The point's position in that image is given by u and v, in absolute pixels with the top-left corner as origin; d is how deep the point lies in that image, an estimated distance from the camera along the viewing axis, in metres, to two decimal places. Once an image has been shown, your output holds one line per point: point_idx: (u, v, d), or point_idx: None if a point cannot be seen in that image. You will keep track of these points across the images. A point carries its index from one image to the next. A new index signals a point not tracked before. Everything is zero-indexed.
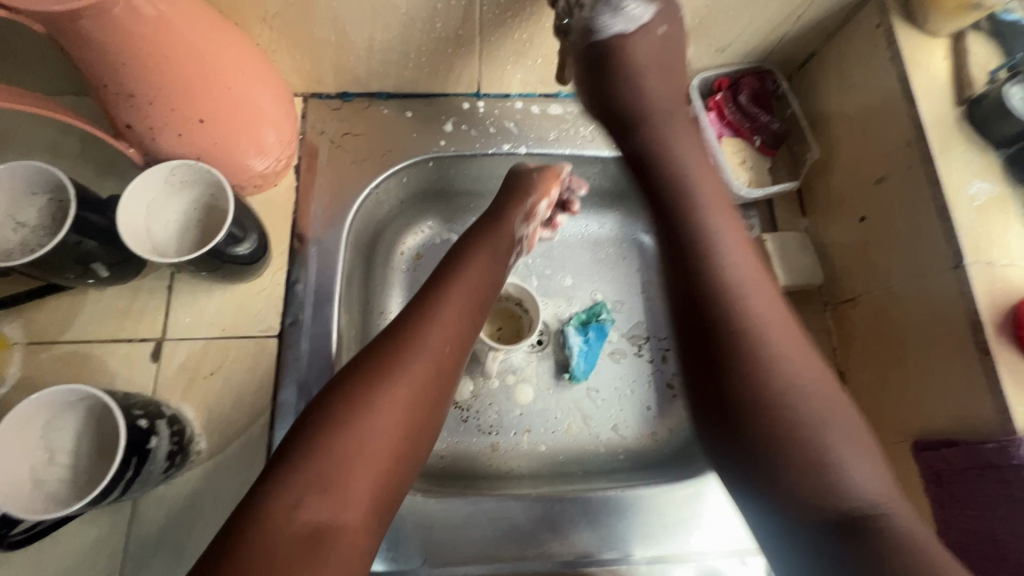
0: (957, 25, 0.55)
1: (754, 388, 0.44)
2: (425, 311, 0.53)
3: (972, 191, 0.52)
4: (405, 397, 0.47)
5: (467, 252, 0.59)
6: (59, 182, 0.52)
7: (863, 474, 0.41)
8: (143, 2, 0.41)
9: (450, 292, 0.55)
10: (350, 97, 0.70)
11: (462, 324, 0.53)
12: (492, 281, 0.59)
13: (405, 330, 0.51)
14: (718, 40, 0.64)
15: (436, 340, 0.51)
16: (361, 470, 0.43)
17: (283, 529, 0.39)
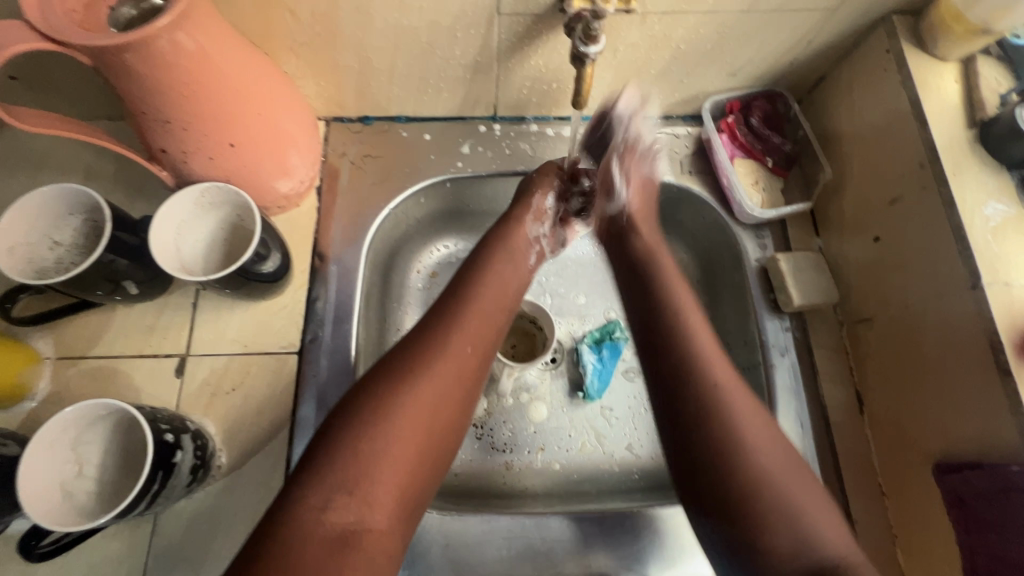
0: (967, 49, 0.56)
1: (724, 437, 0.47)
2: (447, 320, 0.54)
3: (988, 212, 0.52)
4: (427, 402, 0.48)
5: (487, 263, 0.60)
6: (95, 204, 0.55)
7: (827, 531, 0.44)
8: (184, 36, 0.43)
9: (473, 302, 0.56)
10: (370, 120, 0.72)
11: (484, 335, 0.54)
12: (512, 292, 0.60)
13: (426, 340, 0.51)
14: (729, 64, 0.65)
15: (459, 350, 0.52)
16: (385, 472, 0.44)
17: (313, 530, 0.40)
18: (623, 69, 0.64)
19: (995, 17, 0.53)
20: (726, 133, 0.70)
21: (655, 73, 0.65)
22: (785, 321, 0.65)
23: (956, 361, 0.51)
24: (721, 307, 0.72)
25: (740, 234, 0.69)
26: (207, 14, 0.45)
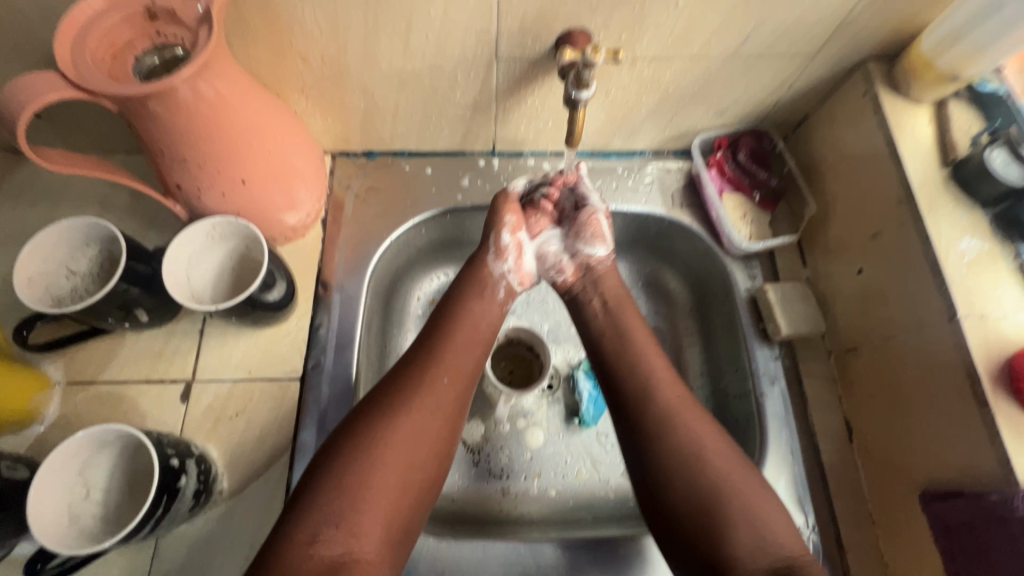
0: (939, 93, 0.60)
1: (684, 460, 0.52)
2: (424, 357, 0.56)
3: (962, 247, 0.54)
4: (408, 434, 0.51)
5: (464, 299, 0.62)
6: (111, 235, 0.57)
7: (781, 534, 0.49)
8: (204, 84, 0.47)
9: (449, 339, 0.58)
10: (374, 155, 0.75)
11: (462, 369, 0.57)
12: (488, 324, 0.62)
13: (408, 375, 0.54)
14: (716, 105, 0.68)
15: (437, 385, 0.54)
16: (371, 503, 0.47)
17: (304, 561, 0.43)
18: (615, 109, 0.67)
19: (962, 66, 0.56)
20: (714, 168, 0.73)
21: (645, 112, 0.68)
22: (774, 350, 0.67)
23: (936, 392, 0.53)
24: (713, 335, 0.74)
25: (730, 265, 0.71)
26: (225, 63, 0.49)
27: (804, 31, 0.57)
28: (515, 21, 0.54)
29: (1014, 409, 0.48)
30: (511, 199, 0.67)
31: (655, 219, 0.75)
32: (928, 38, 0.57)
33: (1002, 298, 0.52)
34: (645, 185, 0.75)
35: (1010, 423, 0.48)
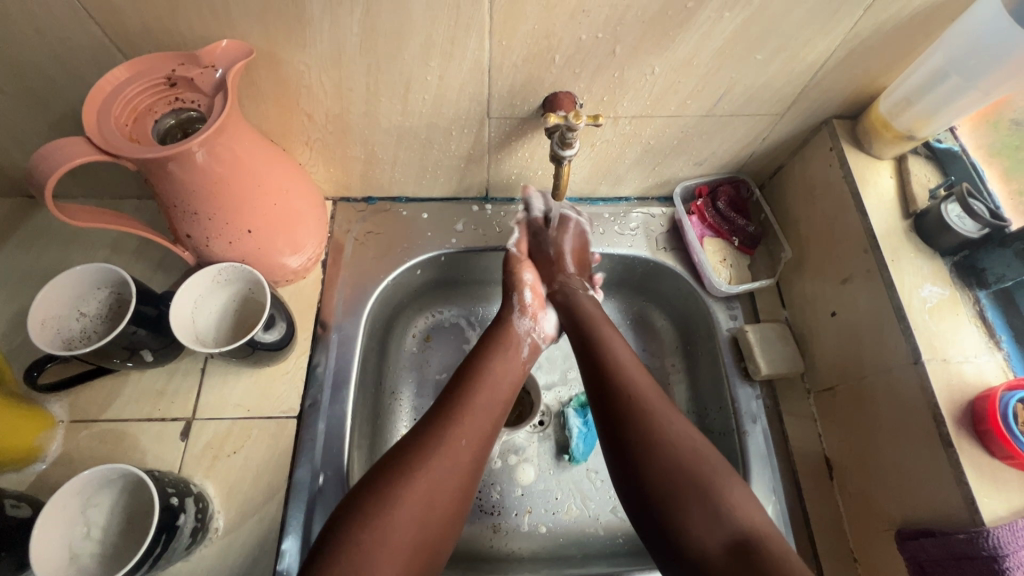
0: (898, 150, 0.64)
1: (646, 440, 0.55)
2: (443, 418, 0.57)
3: (925, 293, 0.59)
4: (425, 489, 0.51)
5: (486, 359, 0.63)
6: (120, 279, 0.60)
7: (743, 508, 0.51)
8: (218, 147, 0.52)
9: (470, 399, 0.59)
10: (373, 201, 0.79)
11: (480, 429, 0.57)
12: (509, 382, 0.63)
13: (428, 432, 0.55)
14: (695, 156, 0.73)
15: (455, 446, 0.55)
16: (386, 559, 0.47)
17: None
18: (600, 160, 0.72)
19: (917, 126, 0.61)
20: (695, 215, 0.77)
21: (629, 163, 0.73)
22: (756, 389, 0.70)
23: (908, 434, 0.56)
24: (697, 373, 0.77)
25: (713, 306, 0.75)
26: (236, 125, 0.53)
27: (773, 93, 0.62)
28: (506, 85, 0.59)
29: (976, 449, 0.52)
30: (520, 257, 0.74)
31: (641, 261, 0.78)
32: (886, 100, 0.62)
33: (963, 342, 0.56)
34: (631, 230, 0.79)
35: (973, 462, 0.51)
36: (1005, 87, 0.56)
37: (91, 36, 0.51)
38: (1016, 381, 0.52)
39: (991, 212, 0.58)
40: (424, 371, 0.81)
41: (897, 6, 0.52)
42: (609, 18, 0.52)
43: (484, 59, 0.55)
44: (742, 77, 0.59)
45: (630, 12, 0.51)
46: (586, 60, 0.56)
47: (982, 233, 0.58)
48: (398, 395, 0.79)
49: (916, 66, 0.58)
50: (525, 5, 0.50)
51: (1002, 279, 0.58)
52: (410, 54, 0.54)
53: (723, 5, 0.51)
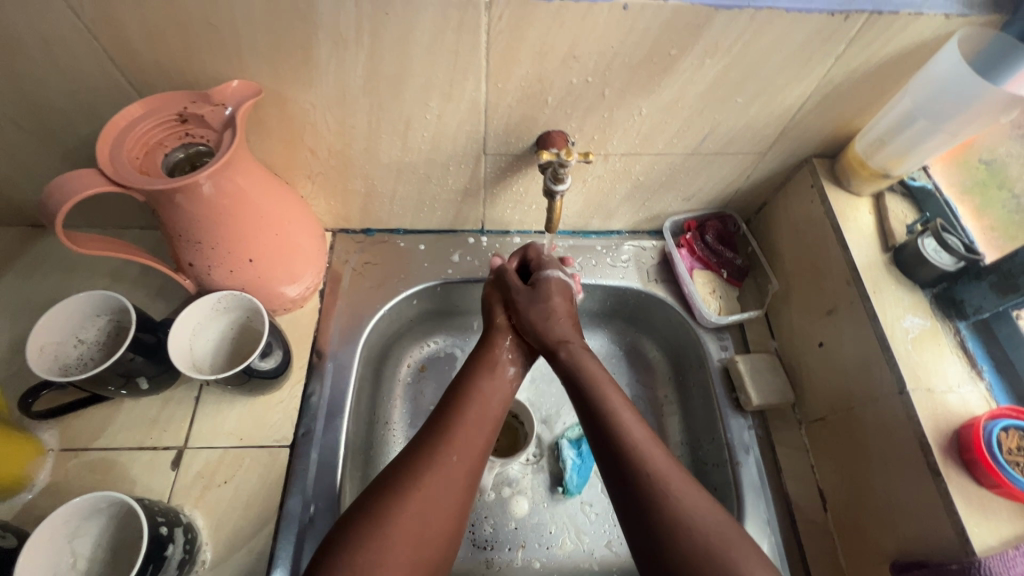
0: (875, 187, 0.68)
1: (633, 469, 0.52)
2: (436, 434, 0.56)
3: (907, 324, 0.60)
4: (419, 509, 0.50)
5: (475, 379, 0.62)
6: (120, 306, 0.61)
7: None
8: (225, 180, 0.54)
9: (459, 417, 0.58)
10: (372, 232, 0.81)
11: (473, 447, 0.56)
12: (496, 404, 0.61)
13: (423, 448, 0.55)
14: (684, 192, 0.76)
15: (420, 490, 0.51)
16: None
17: None
18: (591, 195, 0.74)
19: (892, 164, 0.64)
20: (685, 248, 0.79)
21: (619, 198, 0.76)
22: (748, 420, 0.70)
23: (898, 460, 0.56)
24: (689, 403, 0.77)
25: (703, 336, 0.76)
26: (242, 158, 0.55)
27: (754, 133, 0.65)
28: (501, 124, 0.62)
29: (963, 477, 0.52)
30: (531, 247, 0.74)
31: (633, 292, 0.80)
32: (861, 140, 0.65)
33: (946, 372, 0.58)
34: (622, 262, 0.81)
35: (960, 491, 0.51)
36: (970, 129, 0.60)
37: (108, 75, 0.54)
38: (1000, 411, 0.53)
39: (966, 247, 0.61)
40: (418, 401, 0.81)
41: (865, 55, 0.56)
42: (598, 64, 0.55)
43: (480, 99, 0.58)
44: (724, 118, 0.63)
45: (617, 58, 0.54)
46: (577, 102, 0.60)
47: (958, 266, 0.60)
48: (391, 425, 0.79)
49: (887, 109, 0.62)
50: (520, 51, 0.53)
51: (980, 310, 0.59)
52: (411, 94, 0.57)
53: (704, 52, 0.54)
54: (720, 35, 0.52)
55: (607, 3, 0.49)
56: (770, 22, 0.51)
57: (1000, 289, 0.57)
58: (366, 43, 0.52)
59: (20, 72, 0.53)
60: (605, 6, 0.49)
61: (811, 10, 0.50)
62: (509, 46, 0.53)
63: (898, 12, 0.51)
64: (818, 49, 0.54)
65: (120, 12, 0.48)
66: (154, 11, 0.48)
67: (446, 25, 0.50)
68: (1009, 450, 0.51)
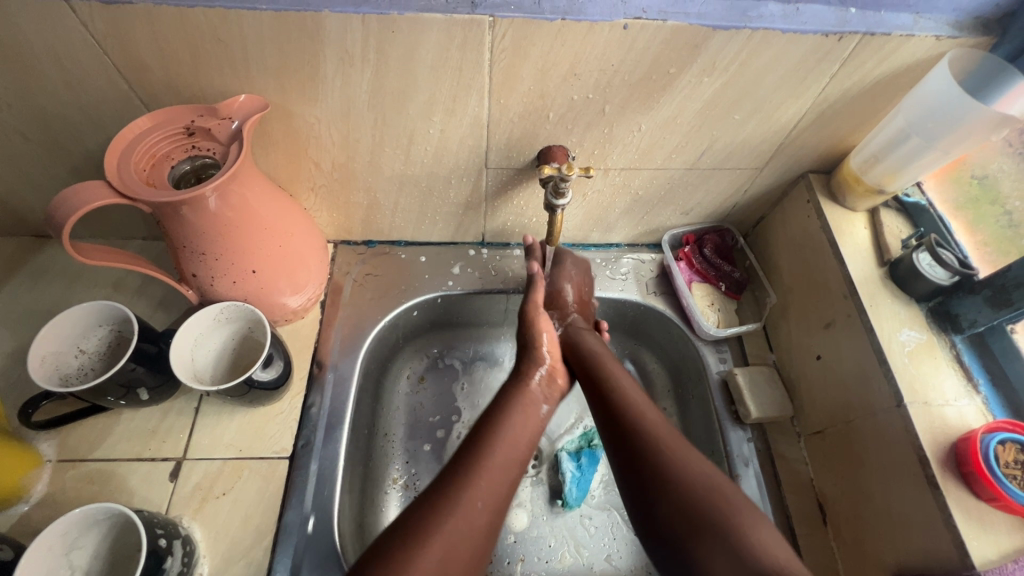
0: (871, 203, 0.69)
1: (645, 441, 0.55)
2: (461, 474, 0.53)
3: (904, 338, 0.61)
4: (442, 551, 0.47)
5: (503, 418, 0.59)
6: (122, 317, 0.62)
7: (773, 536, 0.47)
8: (230, 193, 0.55)
9: (485, 459, 0.54)
10: (373, 244, 0.82)
11: (497, 493, 0.53)
12: (524, 445, 0.58)
13: (448, 487, 0.52)
14: (682, 205, 0.77)
15: (444, 530, 0.48)
16: None
17: None
18: (591, 209, 0.75)
19: (886, 180, 0.65)
20: (683, 261, 0.80)
21: (619, 212, 0.77)
22: (747, 432, 0.71)
23: (898, 474, 0.57)
24: (688, 415, 0.78)
25: (702, 349, 0.76)
26: (248, 172, 0.56)
27: (751, 149, 0.67)
28: (503, 138, 0.63)
29: (962, 491, 0.52)
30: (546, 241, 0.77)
31: (632, 305, 0.81)
32: (856, 157, 0.66)
33: (943, 385, 0.58)
34: (621, 274, 0.82)
35: (959, 504, 0.52)
36: (962, 147, 0.61)
37: (117, 89, 0.55)
38: (997, 424, 0.54)
39: (960, 261, 0.62)
40: (419, 412, 0.81)
41: (859, 74, 0.57)
42: (598, 81, 0.56)
43: (483, 114, 0.60)
44: (722, 134, 0.64)
45: (618, 76, 0.56)
46: (577, 118, 0.61)
47: (953, 280, 0.61)
48: (391, 436, 0.79)
49: (881, 126, 0.63)
50: (522, 69, 0.55)
51: (975, 324, 0.60)
52: (415, 109, 0.58)
53: (702, 70, 0.56)
54: (717, 54, 0.54)
55: (607, 23, 0.50)
56: (766, 41, 0.53)
57: (995, 304, 0.58)
58: (372, 60, 0.53)
59: (30, 85, 0.54)
60: (606, 26, 0.51)
61: (806, 31, 0.52)
62: (512, 63, 0.54)
63: (890, 34, 0.53)
64: (813, 68, 0.56)
65: (131, 28, 0.49)
66: (164, 27, 0.49)
67: (450, 43, 0.52)
68: (1006, 463, 0.52)
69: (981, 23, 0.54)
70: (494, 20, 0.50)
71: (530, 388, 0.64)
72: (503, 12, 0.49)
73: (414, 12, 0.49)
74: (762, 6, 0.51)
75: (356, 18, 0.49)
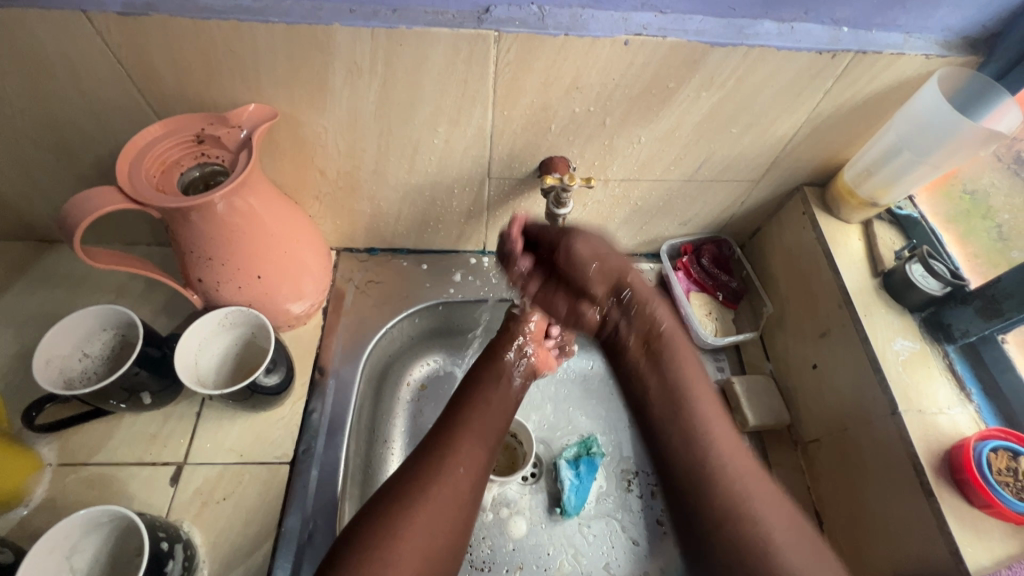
0: (864, 215, 0.70)
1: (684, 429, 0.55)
2: (442, 446, 0.57)
3: (898, 347, 0.62)
4: (427, 518, 0.51)
5: (478, 391, 0.63)
6: (127, 321, 0.62)
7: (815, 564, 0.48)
8: (239, 200, 0.56)
9: (463, 430, 0.58)
10: (376, 251, 0.83)
11: (477, 459, 0.57)
12: (500, 416, 0.62)
13: (430, 457, 0.56)
14: (681, 216, 0.78)
15: (429, 499, 0.52)
16: None
17: None
18: (591, 219, 0.77)
19: (879, 193, 0.67)
20: (681, 270, 0.81)
21: (618, 222, 0.78)
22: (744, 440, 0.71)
23: (892, 481, 0.57)
24: None
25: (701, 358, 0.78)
26: (256, 179, 0.57)
27: (748, 162, 0.68)
28: (506, 149, 0.64)
29: (956, 498, 0.53)
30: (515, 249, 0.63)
31: None
32: (849, 170, 0.68)
33: (936, 394, 0.59)
34: None
35: (953, 511, 0.53)
36: (952, 161, 0.63)
37: (129, 98, 0.56)
38: (989, 432, 0.55)
39: (951, 273, 0.64)
40: (419, 419, 0.82)
41: (852, 90, 0.59)
42: (599, 94, 0.58)
43: (486, 125, 0.61)
44: (720, 146, 0.65)
45: (618, 90, 0.57)
46: (579, 130, 0.62)
47: (945, 291, 0.62)
48: (391, 443, 0.79)
49: (873, 141, 0.65)
50: (526, 82, 0.56)
51: (966, 334, 0.61)
52: (421, 120, 0.60)
53: (701, 85, 0.57)
54: (715, 70, 0.55)
55: (609, 39, 0.52)
56: (762, 58, 0.54)
57: (985, 314, 0.59)
58: (380, 72, 0.54)
59: (44, 91, 0.55)
60: (607, 42, 0.52)
61: (800, 48, 0.53)
62: (516, 76, 0.55)
63: (881, 52, 0.55)
64: (808, 84, 0.58)
65: (146, 39, 0.50)
66: (178, 37, 0.50)
67: (456, 56, 0.53)
68: (998, 470, 0.53)
69: (969, 42, 0.56)
70: (499, 35, 0.51)
71: (506, 360, 0.68)
72: (509, 27, 0.51)
73: (422, 26, 0.50)
74: (758, 25, 0.53)
75: (366, 31, 0.50)
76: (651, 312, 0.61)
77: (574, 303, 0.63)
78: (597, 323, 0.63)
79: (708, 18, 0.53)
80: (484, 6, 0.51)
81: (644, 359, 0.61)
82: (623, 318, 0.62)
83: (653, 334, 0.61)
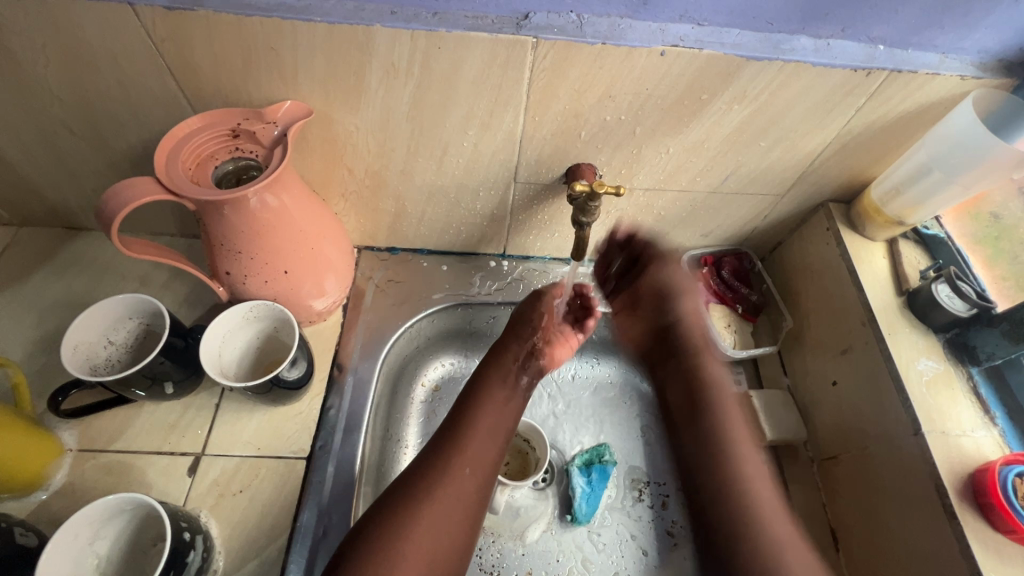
0: (890, 234, 0.70)
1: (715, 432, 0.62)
2: (447, 447, 0.57)
3: (921, 367, 0.62)
4: (431, 520, 0.52)
5: (486, 389, 0.63)
6: (152, 310, 0.63)
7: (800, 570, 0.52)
8: (271, 198, 0.56)
9: (471, 430, 0.59)
10: (396, 251, 0.83)
11: (484, 459, 0.57)
12: (508, 416, 0.62)
13: (435, 461, 0.56)
14: (701, 227, 0.78)
15: (434, 502, 0.53)
16: None
17: None
18: (613, 227, 0.77)
19: (907, 212, 0.67)
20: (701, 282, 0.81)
21: None
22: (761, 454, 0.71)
23: (913, 500, 0.58)
24: None
25: None
26: (288, 176, 0.58)
27: (775, 176, 0.68)
28: (534, 154, 0.64)
29: (978, 521, 0.53)
30: (541, 300, 0.72)
31: None
32: (877, 189, 0.68)
33: (960, 416, 0.59)
34: None
35: (976, 534, 0.53)
36: (980, 183, 0.63)
37: (168, 91, 0.57)
38: (1013, 457, 0.55)
39: (978, 294, 0.63)
40: (432, 419, 0.82)
41: (883, 108, 0.59)
42: (632, 103, 0.58)
43: (517, 130, 0.61)
44: (746, 160, 0.66)
45: (650, 100, 0.58)
46: (609, 138, 0.62)
47: (970, 312, 0.62)
48: (404, 443, 0.79)
49: (901, 161, 0.65)
50: (558, 89, 0.56)
51: (992, 357, 0.61)
52: (452, 122, 0.60)
53: (732, 99, 0.57)
54: (748, 84, 0.56)
55: (645, 50, 0.52)
56: (798, 73, 0.54)
57: (1013, 337, 0.59)
58: (417, 74, 0.55)
59: (86, 82, 0.56)
60: (644, 52, 0.53)
61: (836, 65, 0.54)
62: (552, 83, 0.56)
63: (916, 71, 0.55)
64: (840, 101, 0.58)
65: (188, 33, 0.51)
66: (220, 33, 0.51)
67: (493, 61, 0.54)
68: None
69: (1004, 65, 0.56)
70: (537, 41, 0.52)
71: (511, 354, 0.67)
72: (547, 34, 0.52)
73: (462, 30, 0.51)
74: (794, 40, 0.53)
75: (406, 34, 0.51)
76: (703, 355, 0.69)
77: (634, 314, 0.73)
78: (647, 341, 0.73)
79: (744, 32, 0.53)
80: (524, 13, 0.52)
81: (699, 391, 0.66)
82: (678, 352, 0.69)
83: (706, 377, 0.67)
